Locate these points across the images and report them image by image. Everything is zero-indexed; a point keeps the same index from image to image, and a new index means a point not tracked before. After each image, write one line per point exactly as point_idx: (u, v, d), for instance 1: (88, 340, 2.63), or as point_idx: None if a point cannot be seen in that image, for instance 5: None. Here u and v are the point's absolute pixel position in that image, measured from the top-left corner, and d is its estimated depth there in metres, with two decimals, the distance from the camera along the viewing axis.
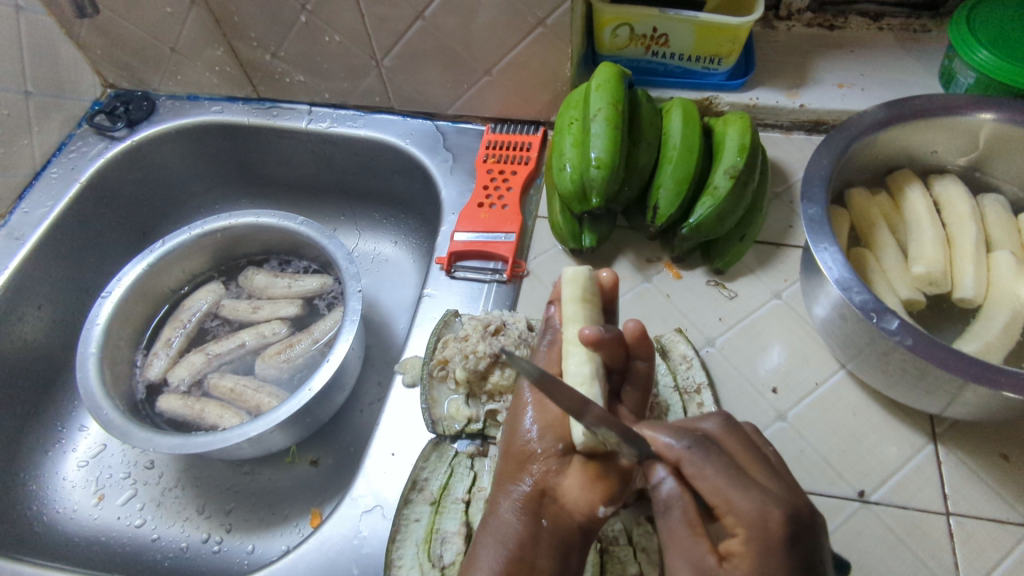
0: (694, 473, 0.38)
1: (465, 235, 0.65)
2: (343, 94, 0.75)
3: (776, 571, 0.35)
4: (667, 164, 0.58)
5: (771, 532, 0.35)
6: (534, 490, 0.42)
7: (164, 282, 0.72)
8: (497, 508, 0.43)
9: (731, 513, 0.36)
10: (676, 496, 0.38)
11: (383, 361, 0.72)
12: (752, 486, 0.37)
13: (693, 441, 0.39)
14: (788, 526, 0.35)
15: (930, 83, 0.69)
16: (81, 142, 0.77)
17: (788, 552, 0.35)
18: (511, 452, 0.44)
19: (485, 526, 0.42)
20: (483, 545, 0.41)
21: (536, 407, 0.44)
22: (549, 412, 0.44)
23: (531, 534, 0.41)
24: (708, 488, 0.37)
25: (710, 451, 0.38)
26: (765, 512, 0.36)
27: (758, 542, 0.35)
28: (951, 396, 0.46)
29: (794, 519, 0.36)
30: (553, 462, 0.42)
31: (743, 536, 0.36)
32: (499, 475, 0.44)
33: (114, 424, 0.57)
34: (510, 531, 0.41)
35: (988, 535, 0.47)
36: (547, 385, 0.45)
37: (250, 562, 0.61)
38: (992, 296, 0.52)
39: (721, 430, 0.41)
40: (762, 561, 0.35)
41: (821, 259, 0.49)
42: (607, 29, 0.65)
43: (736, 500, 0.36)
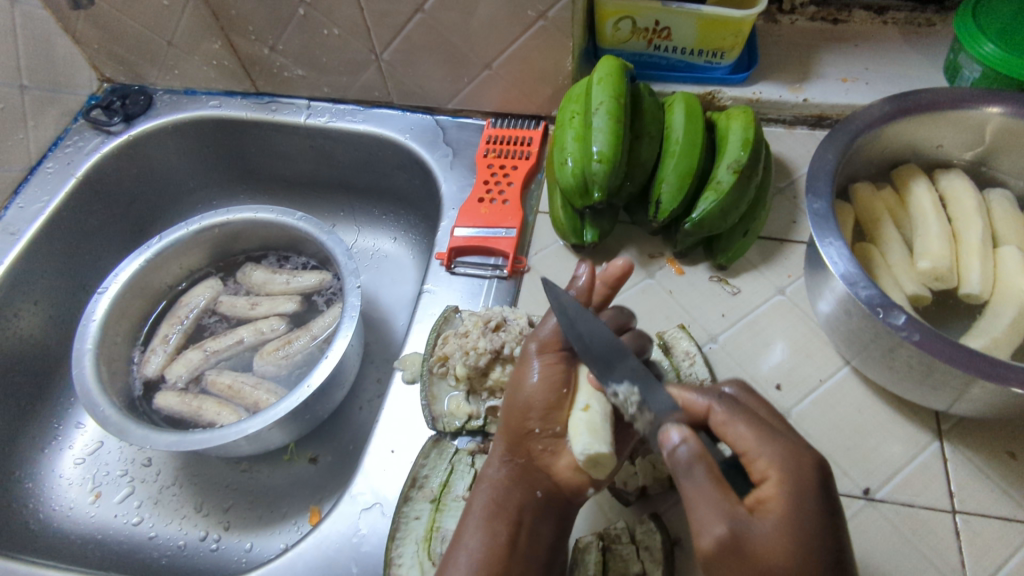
0: (725, 424, 0.39)
1: (466, 230, 0.64)
2: (342, 88, 0.75)
3: (811, 519, 0.34)
4: (670, 159, 0.57)
5: (803, 477, 0.35)
6: (530, 464, 0.47)
7: (161, 278, 0.71)
8: (490, 472, 0.48)
9: (760, 458, 0.36)
10: (697, 455, 0.36)
11: (382, 358, 0.72)
12: (780, 435, 0.37)
13: (721, 395, 0.40)
14: (817, 475, 0.36)
15: (935, 77, 0.68)
16: (77, 137, 0.76)
17: (819, 499, 0.35)
18: (511, 428, 0.47)
19: (482, 488, 0.47)
20: (475, 517, 0.46)
21: (541, 380, 0.45)
22: (548, 391, 0.45)
23: (527, 500, 0.46)
24: (738, 436, 0.38)
25: (739, 407, 0.39)
26: (797, 455, 0.36)
27: (789, 484, 0.35)
28: (958, 392, 0.45)
29: (820, 470, 0.36)
30: (551, 444, 0.46)
31: (775, 477, 0.35)
32: (500, 440, 0.48)
33: (110, 421, 0.57)
34: (510, 498, 0.46)
35: (995, 534, 0.47)
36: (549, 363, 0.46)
37: (248, 560, 0.60)
38: (999, 291, 0.51)
39: (743, 394, 0.43)
40: (798, 504, 0.34)
41: (826, 254, 0.48)
42: (608, 22, 0.64)
43: (763, 445, 0.37)
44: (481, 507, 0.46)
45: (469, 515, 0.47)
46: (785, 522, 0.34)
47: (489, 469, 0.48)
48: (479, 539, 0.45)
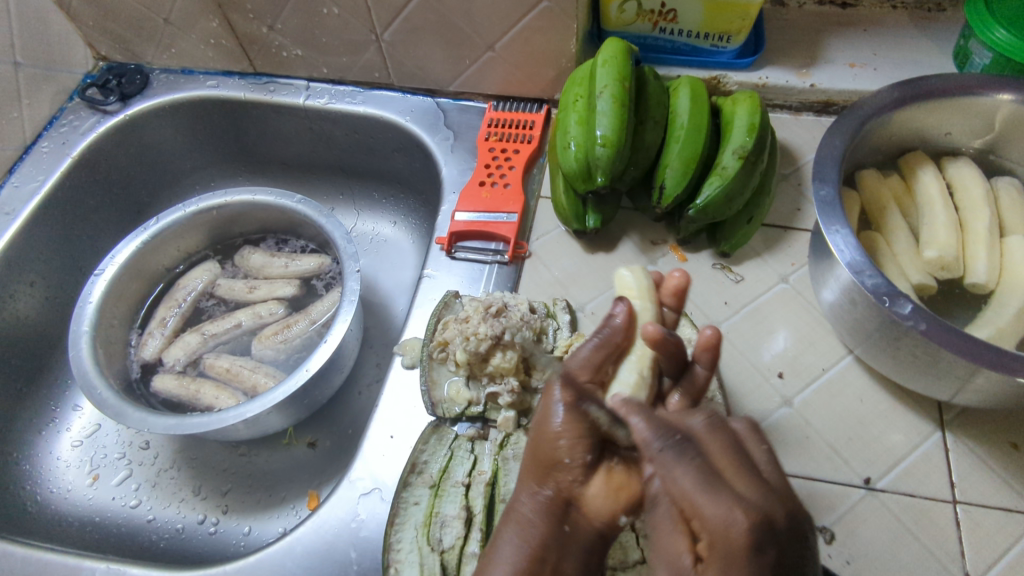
0: (668, 479, 0.34)
1: (466, 215, 0.64)
2: (341, 69, 0.73)
3: None
4: (674, 144, 0.56)
5: (735, 543, 0.31)
6: (557, 497, 0.40)
7: (159, 260, 0.70)
8: (518, 503, 0.41)
9: (698, 518, 0.32)
10: (664, 493, 0.35)
11: (381, 343, 0.71)
12: (723, 489, 0.33)
13: (666, 442, 0.35)
14: (757, 537, 0.31)
15: (945, 64, 0.67)
16: (73, 116, 0.75)
17: (757, 567, 0.30)
18: (536, 454, 0.41)
19: (506, 522, 0.41)
20: (505, 538, 0.40)
21: (568, 406, 0.40)
22: (587, 404, 0.41)
23: (554, 539, 0.39)
24: (681, 489, 0.33)
25: (678, 452, 0.34)
26: (731, 520, 0.31)
27: (722, 551, 0.31)
28: (961, 382, 0.45)
29: (762, 526, 0.31)
30: (579, 473, 0.40)
31: (706, 543, 0.32)
32: (523, 472, 0.42)
33: (107, 403, 0.56)
34: (534, 533, 0.39)
35: (996, 524, 0.47)
36: (582, 391, 0.42)
37: (247, 544, 0.60)
38: (1005, 282, 0.51)
39: (749, 431, 0.39)
40: (726, 572, 0.31)
41: (832, 242, 0.48)
42: (613, 4, 0.63)
43: (704, 506, 0.32)
44: (511, 541, 0.39)
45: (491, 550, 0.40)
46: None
47: (517, 504, 0.41)
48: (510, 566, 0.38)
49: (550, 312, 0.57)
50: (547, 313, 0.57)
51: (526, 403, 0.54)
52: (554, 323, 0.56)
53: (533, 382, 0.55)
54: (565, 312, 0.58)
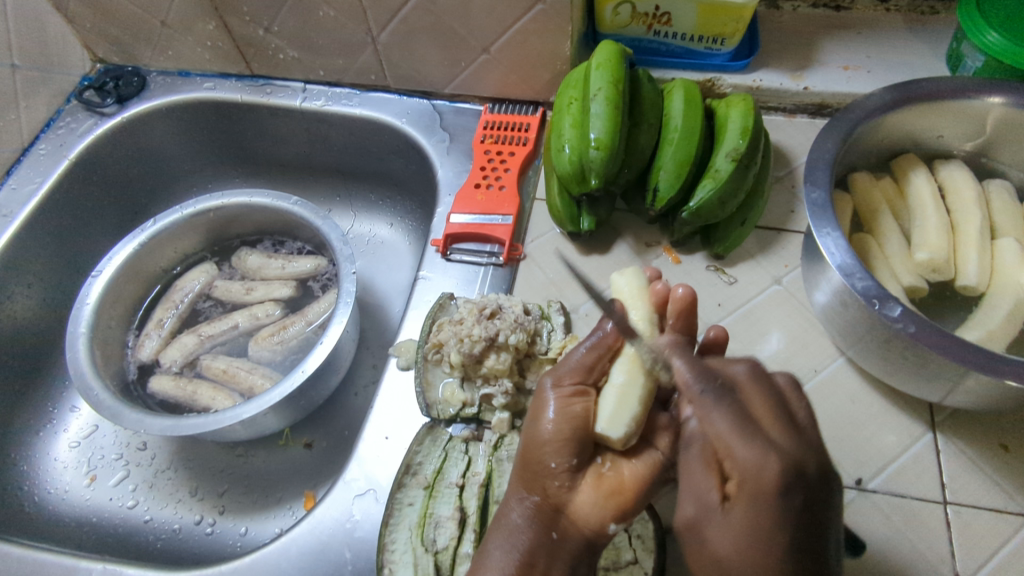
0: (706, 419, 0.38)
1: (461, 217, 0.64)
2: (338, 71, 0.74)
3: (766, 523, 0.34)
4: (668, 147, 0.57)
5: (766, 483, 0.35)
6: (545, 502, 0.42)
7: (156, 261, 0.71)
8: (507, 512, 0.43)
9: (731, 461, 0.36)
10: (696, 436, 0.39)
11: (377, 344, 0.72)
12: (756, 434, 0.36)
13: (708, 386, 0.38)
14: (787, 480, 0.35)
15: (938, 66, 0.67)
16: (70, 118, 0.75)
17: (778, 504, 0.34)
18: (523, 461, 0.43)
19: (500, 527, 0.43)
20: (494, 546, 0.42)
21: (557, 411, 0.42)
22: (574, 411, 0.42)
23: (542, 545, 0.41)
24: (718, 434, 0.37)
25: (716, 397, 0.38)
26: (763, 465, 0.35)
27: (752, 487, 0.35)
28: (951, 384, 0.45)
29: (795, 470, 0.35)
30: (566, 479, 0.42)
31: (736, 482, 0.36)
32: (513, 479, 0.44)
33: (104, 404, 0.56)
34: (523, 539, 0.41)
35: (986, 525, 0.47)
36: (570, 396, 0.43)
37: (243, 544, 0.60)
38: (995, 284, 0.51)
39: (749, 377, 0.40)
40: (754, 510, 0.35)
41: (823, 244, 0.48)
42: (608, 7, 0.63)
43: (738, 447, 0.36)
44: (501, 547, 0.42)
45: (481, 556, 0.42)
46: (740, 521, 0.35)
47: (506, 513, 0.43)
48: (498, 571, 0.41)
49: (545, 314, 0.57)
50: (542, 315, 0.57)
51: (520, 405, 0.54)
52: (549, 325, 0.57)
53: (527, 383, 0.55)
54: (559, 314, 0.58)
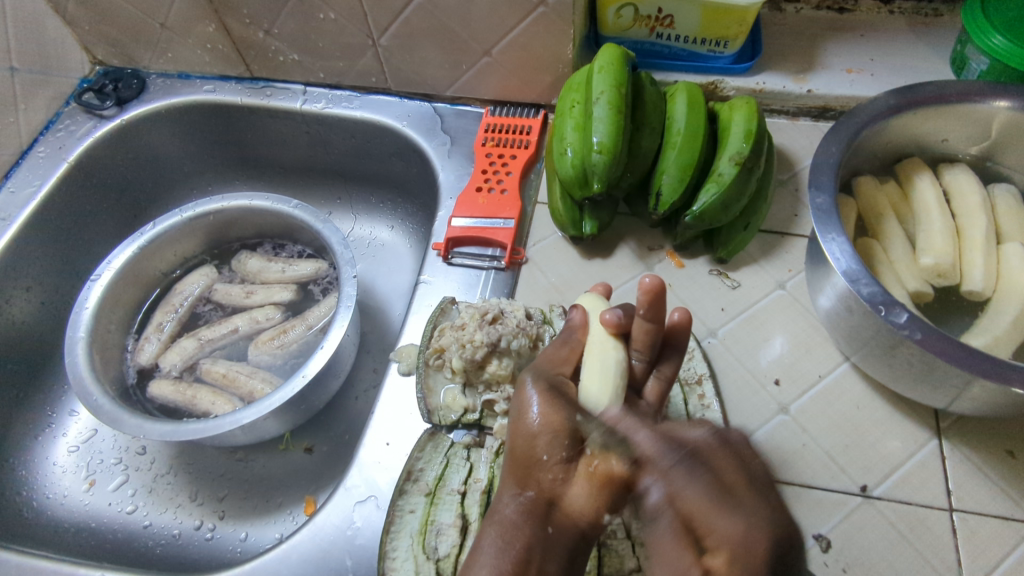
0: (676, 490, 0.34)
1: (463, 221, 0.64)
2: (338, 74, 0.73)
3: None
4: (671, 150, 0.56)
5: (751, 553, 0.31)
6: (540, 496, 0.40)
7: (155, 265, 0.70)
8: (500, 507, 0.41)
9: (711, 532, 0.32)
10: (664, 506, 0.34)
11: (378, 348, 0.71)
12: (736, 505, 0.33)
13: (678, 455, 0.36)
14: (773, 552, 0.31)
15: (942, 69, 0.67)
16: (70, 121, 0.75)
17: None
18: (518, 455, 0.42)
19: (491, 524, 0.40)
20: (486, 540, 0.39)
21: (542, 399, 0.43)
22: (563, 401, 0.42)
23: (538, 539, 0.38)
24: (690, 503, 0.33)
25: (691, 466, 0.35)
26: (748, 534, 0.31)
27: (740, 561, 0.30)
28: (958, 391, 0.45)
29: (779, 542, 0.32)
30: (559, 471, 0.40)
31: (725, 555, 0.31)
32: (505, 478, 0.43)
33: (103, 409, 0.56)
34: (519, 534, 0.38)
35: (991, 532, 0.47)
36: (551, 389, 0.44)
37: (243, 550, 0.60)
38: (1001, 289, 0.51)
39: (713, 444, 0.37)
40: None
41: (828, 250, 0.48)
42: (610, 10, 0.63)
43: (715, 518, 0.32)
44: (494, 542, 0.39)
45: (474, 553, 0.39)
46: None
47: (498, 508, 0.41)
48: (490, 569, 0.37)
49: (546, 319, 0.57)
50: (544, 319, 0.57)
51: None
52: (550, 329, 0.56)
53: None
54: (560, 319, 0.58)
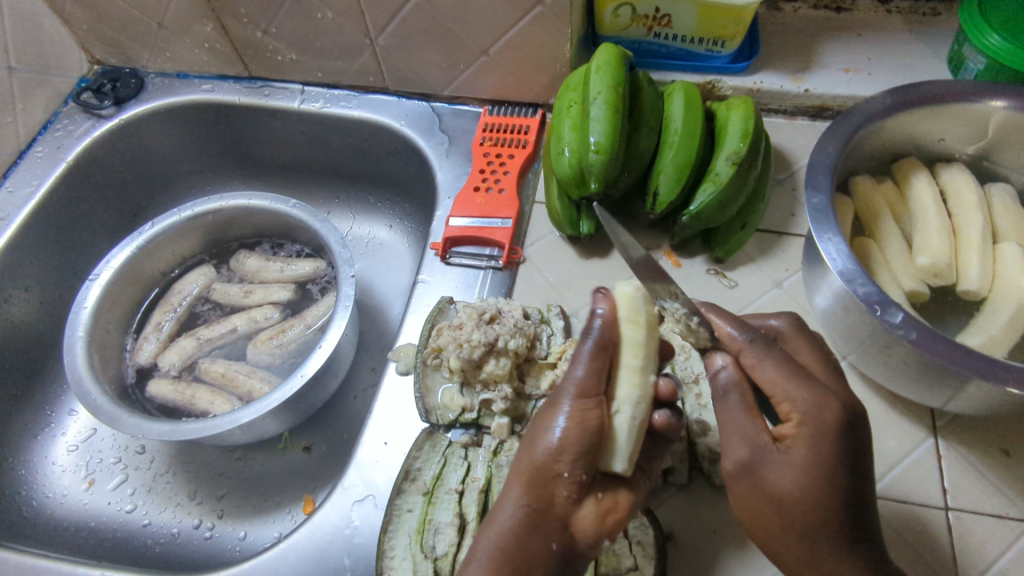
0: (754, 366, 0.42)
1: (461, 220, 0.64)
2: (336, 73, 0.73)
3: (830, 455, 0.39)
4: (668, 149, 0.56)
5: (825, 421, 0.39)
6: (547, 510, 0.41)
7: (154, 265, 0.70)
8: (501, 513, 0.42)
9: (788, 401, 0.40)
10: (734, 382, 0.42)
11: (377, 347, 0.71)
12: (812, 379, 0.40)
13: (754, 336, 0.43)
14: (844, 417, 0.39)
15: (939, 69, 0.67)
16: (67, 120, 0.75)
17: (840, 440, 0.39)
18: (531, 465, 0.41)
19: (489, 536, 0.41)
20: (483, 540, 0.41)
21: (571, 423, 0.41)
22: (589, 427, 0.40)
23: (541, 554, 0.40)
24: (768, 380, 0.41)
25: (769, 348, 0.42)
26: (823, 402, 0.39)
27: (812, 426, 0.39)
28: (953, 390, 0.45)
29: (851, 412, 0.40)
30: (575, 491, 0.41)
31: (796, 421, 0.40)
32: (512, 479, 0.43)
33: (102, 409, 0.56)
34: (518, 544, 0.40)
35: (987, 531, 0.47)
36: (588, 405, 0.41)
37: (242, 549, 0.60)
38: (997, 289, 0.51)
39: None
40: (816, 443, 0.39)
41: (824, 250, 0.48)
42: (608, 9, 0.63)
43: (794, 391, 0.40)
44: (492, 555, 0.40)
45: (470, 559, 0.41)
46: (803, 459, 0.39)
47: (498, 512, 0.42)
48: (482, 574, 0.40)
49: (544, 318, 0.57)
50: (541, 319, 0.57)
51: (520, 410, 0.54)
52: (548, 329, 0.56)
53: (527, 389, 0.54)
54: (559, 318, 0.58)
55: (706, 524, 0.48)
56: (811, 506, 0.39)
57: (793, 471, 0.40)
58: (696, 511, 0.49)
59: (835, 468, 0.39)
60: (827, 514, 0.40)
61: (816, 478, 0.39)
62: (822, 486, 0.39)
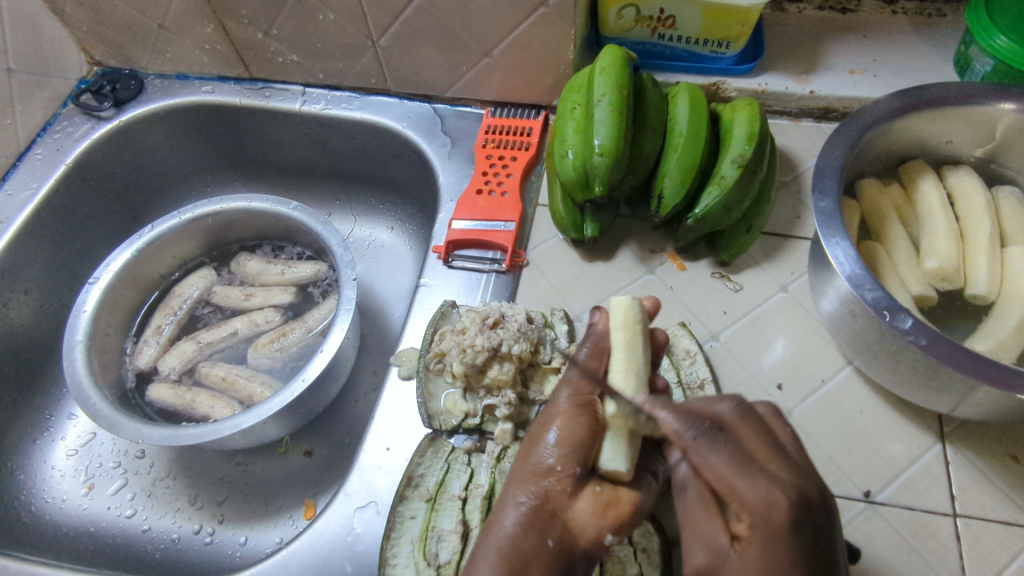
0: (702, 464, 0.38)
1: (463, 223, 0.63)
2: (338, 74, 0.73)
3: (783, 560, 0.35)
4: (673, 152, 0.56)
5: (774, 521, 0.35)
6: (543, 506, 0.41)
7: (154, 268, 0.70)
8: (500, 515, 0.41)
9: (737, 501, 0.37)
10: (691, 477, 0.41)
11: (378, 350, 0.71)
12: (758, 476, 0.37)
13: (699, 430, 0.39)
14: (795, 514, 0.35)
15: (945, 70, 0.66)
16: (67, 122, 0.74)
17: (792, 541, 0.35)
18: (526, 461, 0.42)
19: (490, 540, 0.41)
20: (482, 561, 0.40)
21: (564, 415, 0.42)
22: (581, 419, 0.42)
23: (537, 553, 0.39)
24: (715, 477, 0.38)
25: (717, 446, 0.38)
26: (771, 500, 0.36)
27: (765, 527, 0.36)
28: (962, 396, 0.45)
29: (802, 505, 0.36)
30: (569, 485, 0.41)
31: (748, 524, 0.36)
32: (510, 478, 0.43)
33: (101, 414, 0.56)
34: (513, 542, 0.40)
35: (996, 538, 0.47)
36: (580, 398, 0.43)
37: (243, 555, 0.60)
38: (1006, 293, 0.50)
39: (736, 415, 0.40)
40: (769, 545, 0.35)
41: (832, 254, 0.47)
42: (612, 10, 0.62)
43: (743, 489, 0.36)
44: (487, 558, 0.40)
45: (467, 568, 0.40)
46: (758, 563, 0.35)
47: (495, 515, 0.42)
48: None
49: (548, 323, 0.57)
50: (545, 323, 0.57)
51: (523, 415, 0.54)
52: (552, 333, 0.56)
53: (531, 394, 0.54)
54: (562, 322, 0.57)
55: None
56: None
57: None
58: None
59: (793, 571, 0.35)
60: None
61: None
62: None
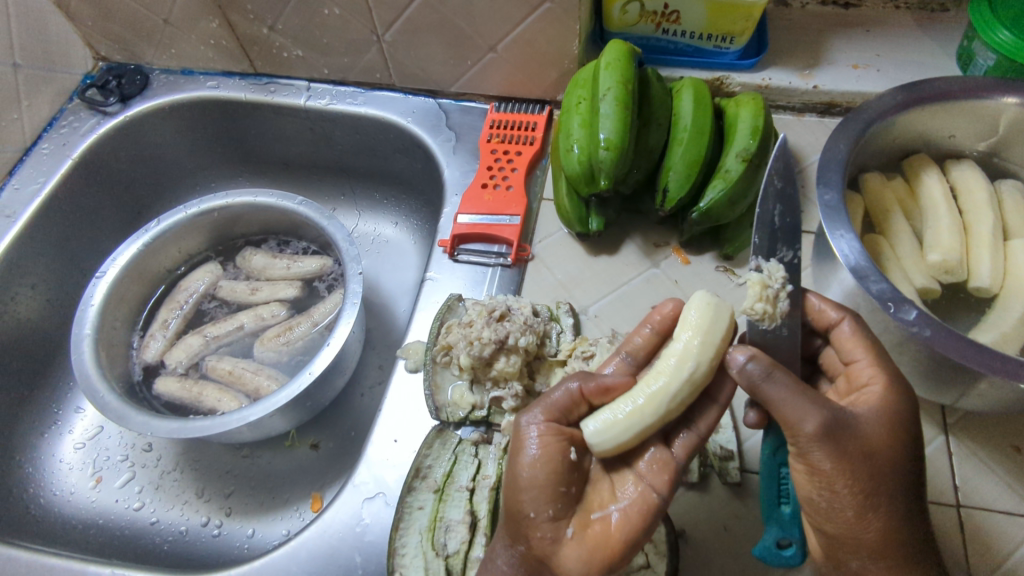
0: (844, 336, 0.43)
1: (468, 217, 0.64)
2: (343, 70, 0.73)
3: (901, 415, 0.40)
4: (678, 146, 0.56)
5: (900, 389, 0.41)
6: (530, 554, 0.40)
7: (160, 262, 0.70)
8: (492, 557, 0.42)
9: (866, 368, 0.42)
10: (770, 365, 0.39)
11: (383, 344, 0.71)
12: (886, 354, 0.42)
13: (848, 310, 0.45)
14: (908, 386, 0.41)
15: (947, 65, 0.67)
16: (73, 117, 0.75)
17: (907, 406, 0.40)
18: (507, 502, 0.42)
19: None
20: None
21: (538, 447, 0.42)
22: (553, 457, 0.42)
23: None
24: (854, 350, 0.43)
25: (867, 327, 0.43)
26: (895, 373, 0.41)
27: (889, 388, 0.40)
28: (965, 387, 0.45)
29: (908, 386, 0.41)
30: (548, 529, 0.40)
31: (879, 384, 0.40)
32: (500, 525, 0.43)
33: (110, 407, 0.56)
34: None
35: (998, 528, 0.47)
36: (546, 432, 0.43)
37: (250, 546, 0.60)
38: (1008, 286, 0.51)
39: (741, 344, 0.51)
40: (891, 405, 0.40)
41: (836, 246, 0.47)
42: (616, 6, 0.62)
43: (875, 358, 0.41)
44: None
45: None
46: (878, 418, 0.39)
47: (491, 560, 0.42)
48: None
49: (553, 315, 0.57)
50: (551, 316, 0.57)
51: None
52: (558, 326, 0.56)
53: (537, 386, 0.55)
54: (568, 315, 0.57)
55: (716, 522, 0.48)
56: (893, 467, 0.38)
57: (876, 429, 0.39)
58: (706, 508, 0.49)
59: (908, 425, 0.40)
60: (901, 476, 0.39)
61: (892, 435, 0.39)
62: (897, 440, 0.39)
